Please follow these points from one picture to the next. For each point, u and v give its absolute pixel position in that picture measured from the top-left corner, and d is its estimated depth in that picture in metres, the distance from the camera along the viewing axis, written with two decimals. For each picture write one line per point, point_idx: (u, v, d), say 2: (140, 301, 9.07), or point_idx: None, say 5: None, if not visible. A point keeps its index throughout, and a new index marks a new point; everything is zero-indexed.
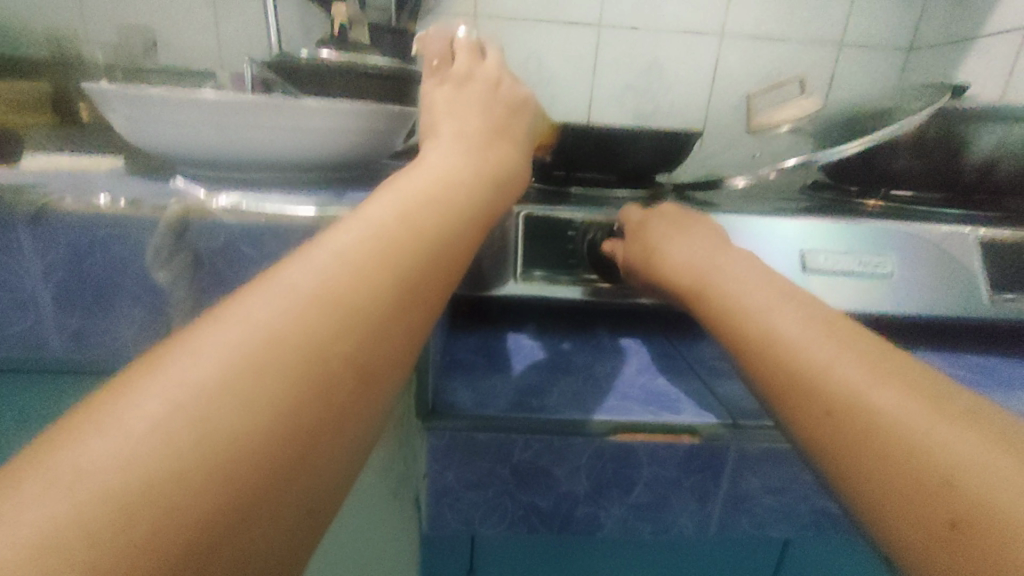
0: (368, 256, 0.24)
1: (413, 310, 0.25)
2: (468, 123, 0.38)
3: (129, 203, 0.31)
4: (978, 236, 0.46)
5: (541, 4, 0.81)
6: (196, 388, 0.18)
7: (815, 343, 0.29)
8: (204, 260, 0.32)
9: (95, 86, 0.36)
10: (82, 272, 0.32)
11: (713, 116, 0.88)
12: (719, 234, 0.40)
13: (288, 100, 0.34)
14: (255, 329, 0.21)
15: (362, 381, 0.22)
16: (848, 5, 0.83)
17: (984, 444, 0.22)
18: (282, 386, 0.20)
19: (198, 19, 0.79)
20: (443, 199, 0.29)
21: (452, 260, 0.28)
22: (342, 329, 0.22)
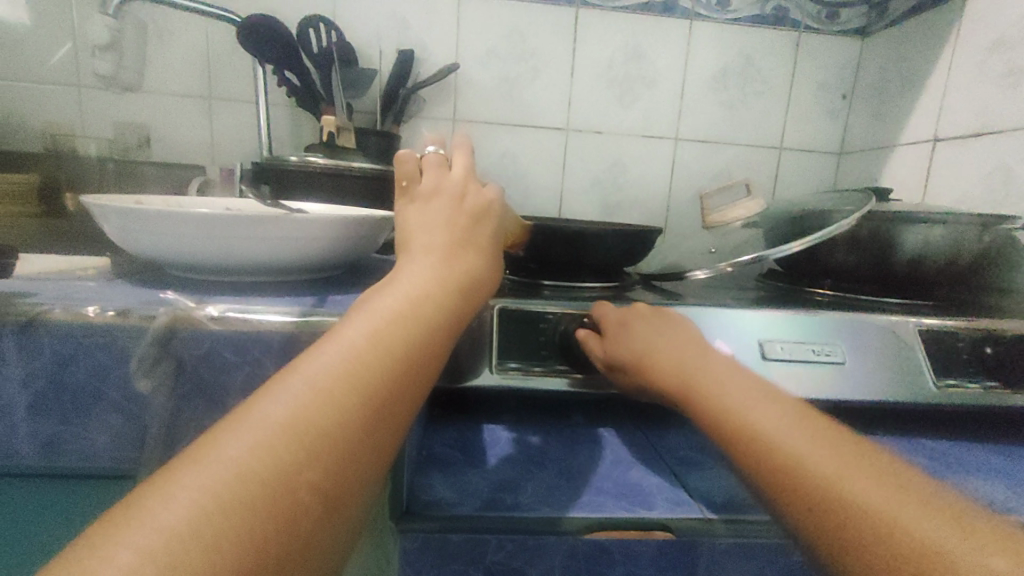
0: (337, 383, 0.25)
1: (380, 431, 0.26)
2: (434, 235, 0.40)
3: (118, 312, 0.32)
4: (915, 325, 0.50)
5: (514, 111, 0.90)
6: (167, 533, 0.19)
7: (773, 444, 0.31)
8: (187, 367, 0.33)
9: (94, 201, 0.38)
10: (63, 382, 0.32)
11: (674, 209, 0.96)
12: (689, 332, 0.43)
13: (280, 215, 0.37)
14: (229, 466, 0.22)
15: (328, 510, 0.23)
16: (783, 117, 0.94)
17: (948, 530, 0.25)
18: (250, 522, 0.21)
19: (195, 119, 0.84)
20: (416, 315, 0.31)
21: (421, 374, 0.30)
22: (313, 459, 0.23)
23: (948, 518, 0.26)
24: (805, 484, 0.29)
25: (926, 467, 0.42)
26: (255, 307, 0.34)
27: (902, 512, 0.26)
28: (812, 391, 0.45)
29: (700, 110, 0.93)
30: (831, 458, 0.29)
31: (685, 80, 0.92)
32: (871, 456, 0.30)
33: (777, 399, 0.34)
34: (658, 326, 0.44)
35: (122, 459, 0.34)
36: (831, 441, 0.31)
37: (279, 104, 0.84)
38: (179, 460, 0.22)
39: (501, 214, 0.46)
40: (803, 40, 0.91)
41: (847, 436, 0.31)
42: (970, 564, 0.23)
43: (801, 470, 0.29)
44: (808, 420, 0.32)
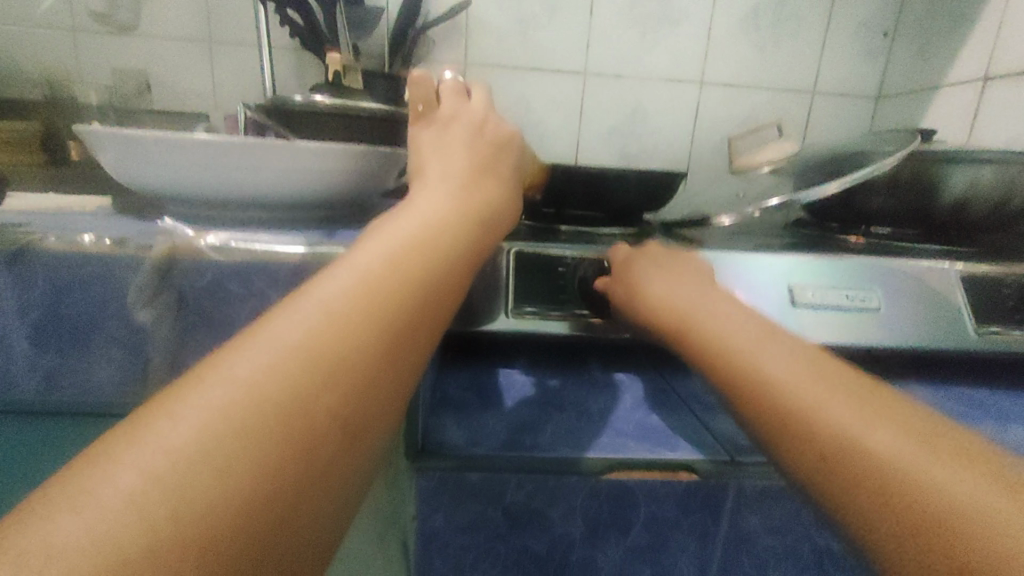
0: (351, 308, 0.24)
1: (398, 358, 0.24)
2: (453, 163, 0.38)
3: (115, 241, 0.31)
4: (957, 270, 0.47)
5: (529, 53, 0.85)
6: (172, 457, 0.18)
7: (799, 384, 0.28)
8: (188, 301, 0.32)
9: (88, 127, 0.36)
10: (61, 314, 0.31)
11: (696, 158, 0.91)
12: (702, 278, 0.40)
13: (280, 142, 0.34)
14: (237, 389, 0.20)
15: (347, 435, 0.22)
16: (817, 57, 0.88)
17: (983, 489, 0.23)
18: (262, 446, 0.19)
19: (196, 63, 0.81)
20: (432, 240, 0.29)
21: (440, 300, 0.28)
22: (327, 383, 0.21)
23: (980, 476, 0.23)
24: (823, 436, 0.26)
25: (963, 415, 0.40)
26: (258, 237, 0.32)
27: (927, 474, 0.24)
28: (842, 337, 0.43)
29: (728, 50, 0.87)
30: (851, 409, 0.27)
31: (713, 17, 0.85)
32: (891, 405, 0.27)
33: (786, 343, 0.31)
34: (668, 271, 0.40)
35: (125, 394, 0.33)
36: (847, 390, 0.28)
37: (282, 47, 0.80)
38: (186, 384, 0.20)
39: (521, 149, 0.45)
40: None
41: (864, 383, 0.28)
42: (1004, 531, 0.21)
43: (821, 421, 0.27)
44: (823, 365, 0.29)
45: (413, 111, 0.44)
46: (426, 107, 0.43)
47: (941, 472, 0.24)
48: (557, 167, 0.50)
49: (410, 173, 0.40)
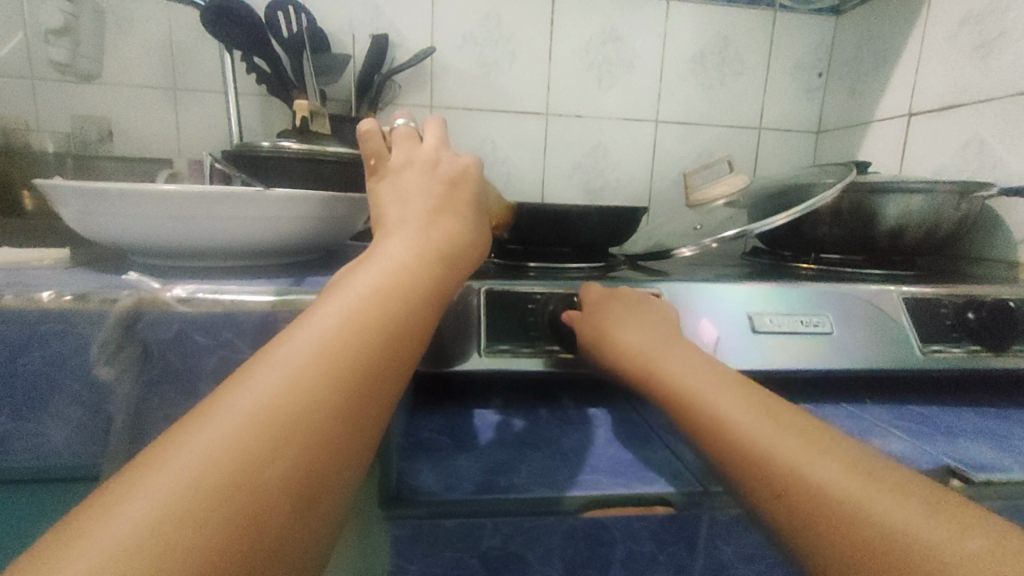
0: (307, 367, 0.24)
1: (358, 411, 0.24)
2: (410, 205, 0.38)
3: (77, 295, 0.30)
4: (900, 293, 0.50)
5: (493, 96, 0.89)
6: (114, 547, 0.17)
7: (752, 422, 0.30)
8: (152, 352, 0.31)
9: (49, 182, 0.36)
10: (16, 372, 0.30)
11: (656, 191, 0.96)
12: (660, 320, 0.42)
13: (250, 189, 0.35)
14: (185, 469, 0.20)
15: (301, 501, 0.21)
16: (761, 96, 0.95)
17: (920, 514, 0.24)
18: (211, 526, 0.19)
19: (159, 109, 0.80)
20: (391, 287, 0.29)
21: (400, 351, 0.28)
22: (278, 449, 0.21)
23: (913, 503, 0.25)
24: (777, 479, 0.27)
25: (915, 433, 0.42)
26: (226, 287, 0.32)
27: (869, 500, 0.25)
28: (800, 362, 0.46)
29: (679, 91, 0.92)
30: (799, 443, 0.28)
31: (664, 61, 0.91)
32: (830, 440, 0.29)
33: (732, 383, 0.33)
34: (631, 313, 0.42)
35: (84, 454, 0.32)
36: (793, 432, 0.29)
37: (248, 93, 0.81)
38: (141, 464, 0.20)
39: (479, 178, 0.44)
40: (778, 18, 0.92)
41: (807, 421, 0.30)
42: (938, 553, 0.22)
43: (773, 459, 0.28)
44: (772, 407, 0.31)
45: (365, 165, 0.43)
46: (378, 161, 0.43)
47: (882, 504, 0.25)
48: (522, 207, 0.51)
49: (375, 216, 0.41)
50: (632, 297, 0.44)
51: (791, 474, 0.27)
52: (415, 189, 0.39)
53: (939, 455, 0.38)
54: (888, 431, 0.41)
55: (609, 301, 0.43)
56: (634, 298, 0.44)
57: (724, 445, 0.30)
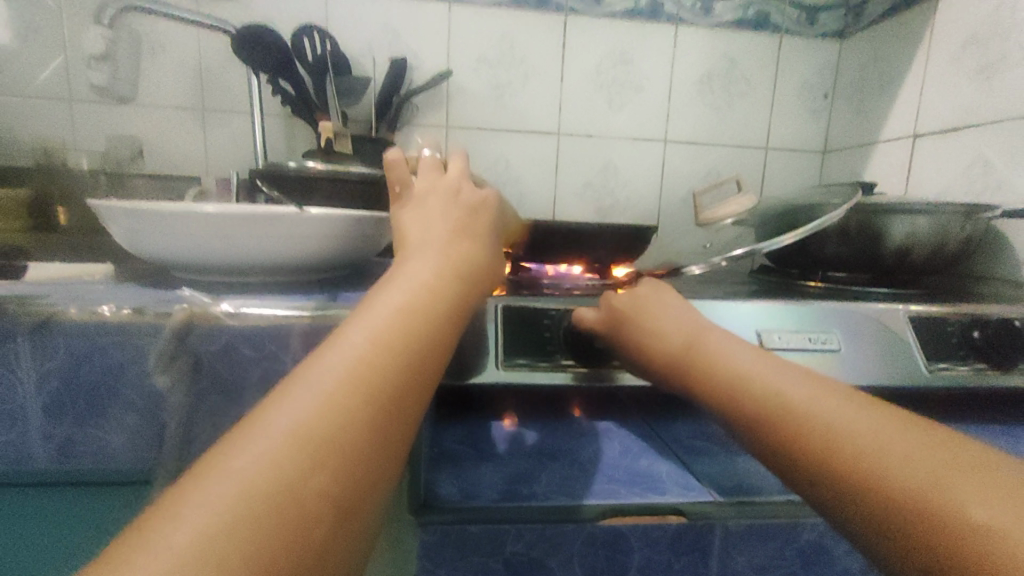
0: (338, 389, 0.26)
1: (385, 430, 0.26)
2: (433, 227, 0.40)
3: (134, 309, 0.33)
4: (907, 312, 0.51)
5: (506, 117, 0.92)
6: (175, 553, 0.19)
7: (788, 400, 0.32)
8: (203, 364, 0.34)
9: (102, 202, 0.38)
10: (78, 381, 0.33)
11: (665, 209, 0.98)
12: (692, 312, 0.44)
13: (289, 211, 0.37)
14: (235, 482, 0.22)
15: (339, 512, 0.23)
16: (768, 117, 0.97)
17: (951, 473, 0.26)
18: (260, 535, 0.21)
19: (187, 129, 0.84)
20: (415, 310, 0.31)
21: (426, 368, 0.29)
22: (318, 464, 0.23)
23: (945, 462, 0.27)
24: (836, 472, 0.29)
25: None
26: (270, 303, 0.35)
27: (900, 466, 0.27)
28: None
29: (687, 112, 0.95)
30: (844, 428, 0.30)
31: (672, 83, 0.94)
32: (863, 409, 0.31)
33: (767, 363, 0.36)
34: (662, 309, 0.45)
35: (138, 460, 0.35)
36: (828, 405, 0.31)
37: (272, 114, 0.84)
38: (189, 482, 0.22)
39: (498, 206, 0.46)
40: (783, 42, 0.94)
41: (839, 393, 0.32)
42: (969, 508, 0.24)
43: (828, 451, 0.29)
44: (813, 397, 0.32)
45: (390, 193, 0.46)
46: (403, 189, 0.45)
47: (911, 468, 0.27)
48: (539, 226, 0.54)
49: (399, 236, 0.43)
50: (662, 294, 0.47)
51: (826, 448, 0.29)
52: (439, 211, 0.42)
53: None
54: None
55: (639, 300, 0.46)
56: (663, 294, 0.47)
57: (762, 424, 0.32)
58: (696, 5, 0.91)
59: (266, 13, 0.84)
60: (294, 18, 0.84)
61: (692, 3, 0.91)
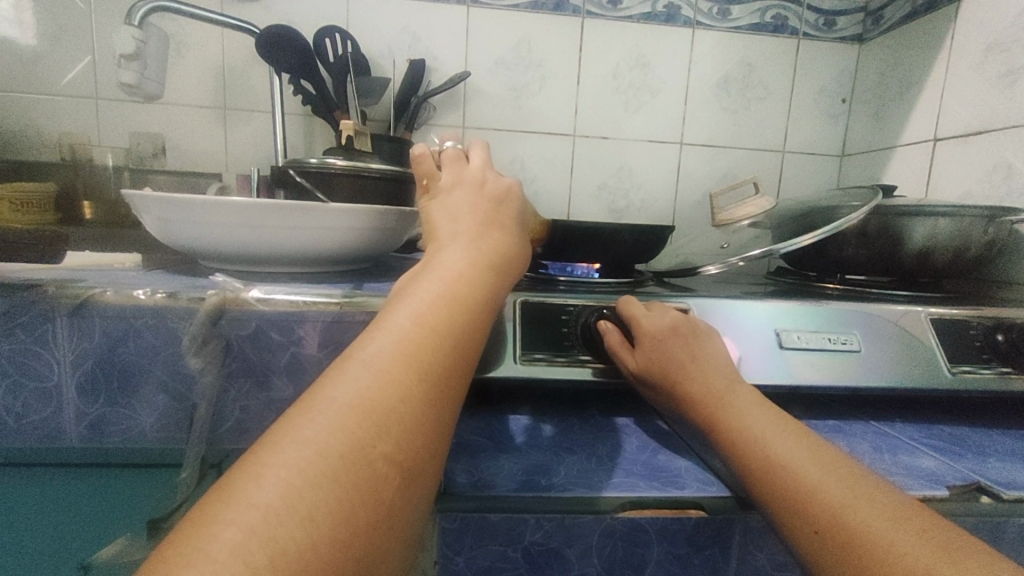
0: (393, 364, 0.26)
1: (437, 403, 0.27)
2: (460, 220, 0.41)
3: (168, 294, 0.35)
4: (928, 314, 0.51)
5: (522, 118, 0.92)
6: (262, 509, 0.20)
7: (796, 459, 0.33)
8: (233, 346, 0.36)
9: (136, 193, 0.39)
10: (112, 362, 0.36)
11: (680, 211, 0.98)
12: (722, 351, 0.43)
13: (316, 203, 0.38)
14: (307, 446, 0.23)
15: (403, 478, 0.24)
16: (785, 121, 0.97)
17: (943, 556, 0.26)
18: (337, 495, 0.22)
19: (209, 126, 0.86)
20: (456, 295, 0.32)
21: (468, 349, 0.30)
22: (381, 431, 0.24)
23: (937, 544, 0.26)
24: (818, 514, 0.30)
25: (946, 452, 0.42)
26: (297, 289, 0.37)
27: (898, 540, 0.27)
28: (827, 379, 0.47)
29: (703, 115, 0.95)
30: (839, 487, 0.30)
31: (689, 86, 0.94)
32: (861, 483, 0.31)
33: (777, 420, 0.36)
34: (693, 338, 0.43)
35: (166, 439, 0.38)
36: (832, 470, 0.32)
37: (292, 112, 0.86)
38: (262, 448, 0.23)
39: (522, 197, 0.46)
40: (801, 46, 0.94)
41: (841, 462, 0.33)
42: None
43: (818, 496, 0.30)
44: (819, 453, 0.33)
45: (418, 186, 0.47)
46: (430, 183, 0.46)
47: (907, 543, 0.27)
48: (557, 223, 0.54)
49: (424, 228, 0.43)
50: (698, 332, 0.44)
51: (827, 509, 0.29)
52: (462, 204, 0.42)
53: (968, 472, 0.38)
54: (917, 450, 0.42)
55: (667, 318, 0.44)
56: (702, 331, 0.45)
57: (768, 471, 0.32)
58: (713, 8, 0.92)
59: (288, 15, 0.85)
60: (316, 19, 0.86)
61: (709, 7, 0.92)
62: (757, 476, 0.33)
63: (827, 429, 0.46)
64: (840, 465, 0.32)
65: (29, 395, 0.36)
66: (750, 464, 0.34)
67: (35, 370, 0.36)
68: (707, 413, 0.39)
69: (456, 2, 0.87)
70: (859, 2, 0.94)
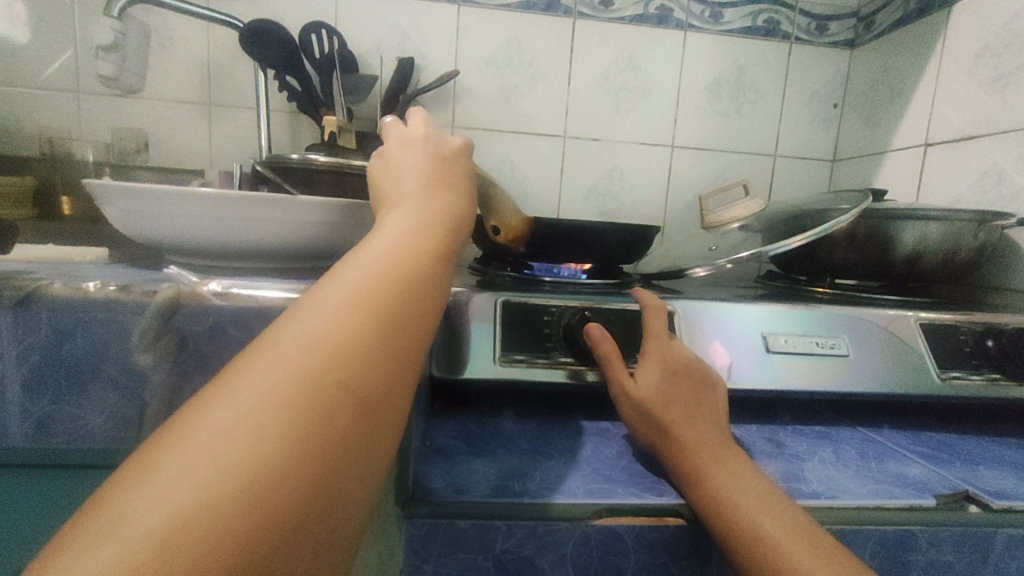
0: (346, 302, 0.26)
1: (394, 338, 0.27)
2: (403, 179, 0.37)
3: (119, 287, 0.34)
4: (919, 319, 0.50)
5: (513, 118, 0.91)
6: (208, 436, 0.21)
7: (769, 521, 0.30)
8: (189, 342, 0.35)
9: (95, 181, 0.37)
10: (58, 357, 0.35)
11: (670, 214, 0.97)
12: (702, 386, 0.40)
13: (284, 196, 0.37)
14: (255, 381, 0.23)
15: (359, 408, 0.24)
16: (776, 125, 0.96)
17: None
18: (285, 423, 0.22)
19: (192, 122, 0.85)
20: (415, 241, 0.31)
21: (428, 291, 0.30)
22: (332, 364, 0.24)
23: None
24: None
25: (934, 460, 0.41)
26: (256, 283, 0.36)
27: None
28: (815, 384, 0.46)
29: (695, 118, 0.95)
30: (815, 556, 0.28)
31: (680, 89, 0.94)
32: (832, 545, 0.29)
33: (744, 467, 0.33)
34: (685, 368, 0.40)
35: (114, 439, 0.36)
36: (804, 530, 0.30)
37: (278, 109, 0.84)
38: (215, 386, 0.23)
39: (472, 156, 0.43)
40: (794, 51, 0.94)
41: (809, 517, 0.31)
42: None
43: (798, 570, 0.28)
44: (789, 509, 0.31)
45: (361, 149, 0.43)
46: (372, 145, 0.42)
47: None
48: (540, 221, 0.53)
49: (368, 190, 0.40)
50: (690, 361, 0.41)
51: None
52: (405, 167, 0.39)
53: (956, 480, 0.37)
54: (904, 458, 0.41)
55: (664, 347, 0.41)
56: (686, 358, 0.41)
57: (744, 538, 0.30)
58: (705, 11, 0.92)
59: (276, 10, 0.84)
60: (304, 16, 0.85)
61: (701, 10, 0.92)
62: (733, 542, 0.30)
63: (812, 434, 0.45)
64: (808, 520, 0.30)
65: None
66: (723, 527, 0.30)
67: None
68: (673, 455, 0.35)
69: (446, 1, 0.87)
70: (851, 8, 0.95)
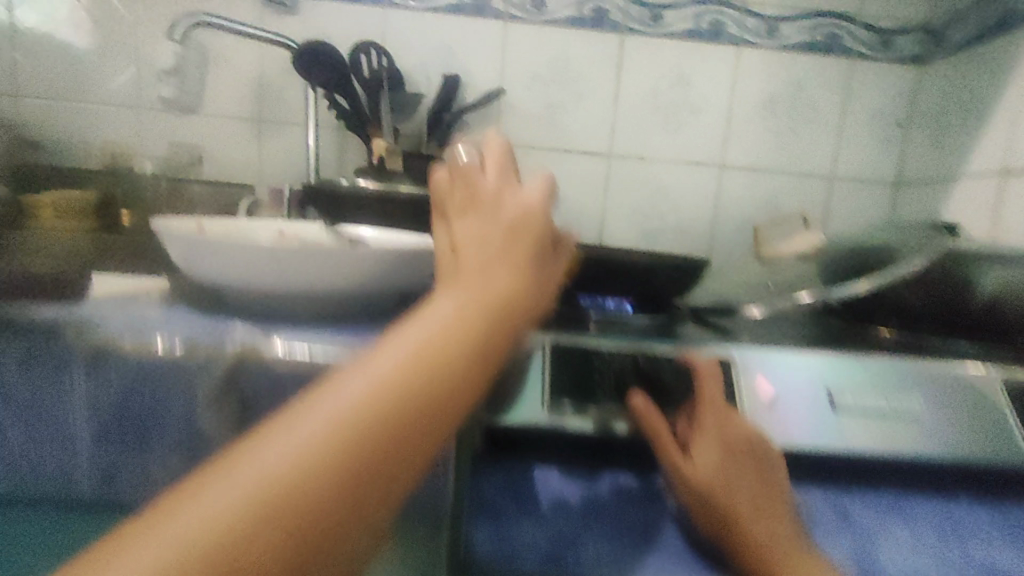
0: (354, 407, 0.28)
1: (387, 454, 0.28)
2: (471, 252, 0.39)
3: (184, 347, 0.35)
4: (1003, 379, 0.46)
5: (557, 136, 0.90)
6: (194, 519, 0.25)
7: None
8: (246, 403, 0.34)
9: (170, 236, 0.41)
10: (125, 415, 0.35)
11: (719, 236, 0.93)
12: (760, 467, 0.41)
13: (341, 247, 0.39)
14: (255, 470, 0.26)
15: (328, 526, 0.26)
16: (835, 145, 0.92)
17: None
18: (254, 527, 0.25)
19: (244, 138, 0.87)
20: (444, 344, 0.32)
21: (440, 406, 0.30)
22: (318, 474, 0.26)
23: None
24: None
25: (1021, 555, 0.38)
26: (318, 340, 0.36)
27: None
28: (885, 446, 0.43)
29: (747, 137, 0.91)
30: None
31: (732, 105, 0.90)
32: None
33: None
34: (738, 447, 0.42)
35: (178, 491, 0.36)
36: None
37: (325, 127, 0.86)
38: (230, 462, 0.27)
39: (542, 216, 0.42)
40: (854, 67, 0.90)
41: None
42: None
43: None
44: None
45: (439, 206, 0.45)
46: (445, 208, 0.44)
47: None
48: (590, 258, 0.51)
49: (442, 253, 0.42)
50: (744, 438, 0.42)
51: None
52: (472, 238, 0.40)
53: None
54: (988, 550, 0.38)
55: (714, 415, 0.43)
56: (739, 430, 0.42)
57: None
58: (759, 27, 0.89)
59: (327, 28, 0.85)
60: (353, 36, 0.86)
61: (755, 25, 0.89)
62: None
63: (884, 503, 0.42)
64: None
65: (50, 442, 0.37)
66: None
67: (55, 418, 0.36)
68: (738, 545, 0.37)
69: (493, 18, 0.87)
70: (920, 21, 0.89)
